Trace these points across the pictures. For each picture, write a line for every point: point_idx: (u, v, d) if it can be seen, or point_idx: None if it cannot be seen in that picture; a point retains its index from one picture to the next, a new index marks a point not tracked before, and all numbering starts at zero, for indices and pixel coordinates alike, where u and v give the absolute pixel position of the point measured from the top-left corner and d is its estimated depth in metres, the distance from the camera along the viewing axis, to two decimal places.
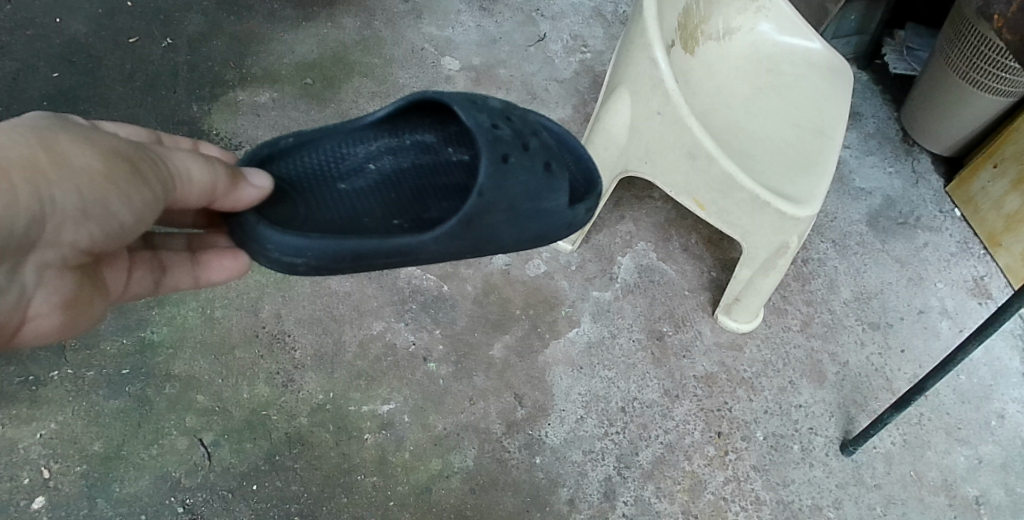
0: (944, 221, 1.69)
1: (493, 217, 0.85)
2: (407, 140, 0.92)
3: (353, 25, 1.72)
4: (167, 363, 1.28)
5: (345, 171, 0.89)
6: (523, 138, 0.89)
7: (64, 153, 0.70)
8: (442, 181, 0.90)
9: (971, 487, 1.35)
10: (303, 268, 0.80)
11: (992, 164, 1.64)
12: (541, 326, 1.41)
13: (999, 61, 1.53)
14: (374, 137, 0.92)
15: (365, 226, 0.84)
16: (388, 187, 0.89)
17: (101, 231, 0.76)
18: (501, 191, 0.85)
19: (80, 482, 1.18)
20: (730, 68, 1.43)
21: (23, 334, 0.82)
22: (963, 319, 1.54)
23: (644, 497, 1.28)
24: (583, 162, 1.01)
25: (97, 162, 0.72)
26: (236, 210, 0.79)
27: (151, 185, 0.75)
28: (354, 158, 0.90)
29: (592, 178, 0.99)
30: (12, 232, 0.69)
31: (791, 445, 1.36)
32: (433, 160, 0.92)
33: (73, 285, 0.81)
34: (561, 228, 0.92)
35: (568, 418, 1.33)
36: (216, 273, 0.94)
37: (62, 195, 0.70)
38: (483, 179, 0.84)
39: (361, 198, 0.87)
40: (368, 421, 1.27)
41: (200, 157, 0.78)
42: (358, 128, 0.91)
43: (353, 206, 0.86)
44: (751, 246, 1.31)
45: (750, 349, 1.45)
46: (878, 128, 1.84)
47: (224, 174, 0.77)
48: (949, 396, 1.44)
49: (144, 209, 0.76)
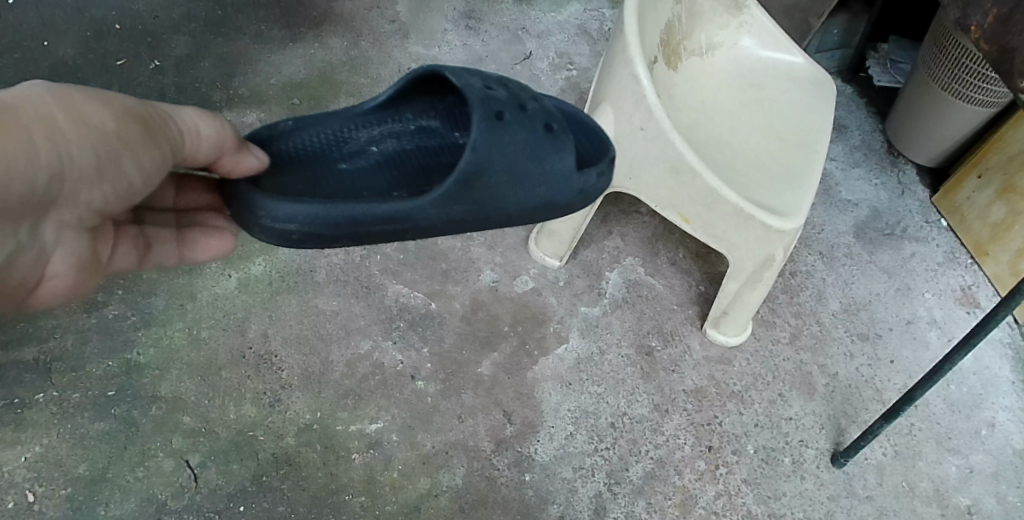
0: (930, 232, 1.70)
1: (493, 178, 0.81)
2: (410, 124, 0.90)
3: (340, 45, 1.73)
4: (154, 385, 1.28)
5: (347, 153, 0.87)
6: (519, 97, 0.85)
7: (81, 112, 0.72)
8: (445, 159, 0.87)
9: (963, 497, 1.35)
10: (298, 237, 0.77)
11: (977, 175, 1.65)
12: (530, 343, 1.41)
13: (980, 72, 1.55)
14: (377, 122, 0.90)
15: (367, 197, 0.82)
16: (391, 166, 0.87)
17: (111, 191, 0.78)
18: (500, 148, 0.81)
19: (65, 505, 1.17)
20: (715, 83, 1.44)
21: (36, 296, 0.83)
22: (952, 328, 1.55)
23: (634, 513, 1.27)
24: (593, 133, 0.96)
25: (113, 122, 0.73)
26: (231, 176, 0.79)
27: (160, 145, 0.77)
28: (356, 142, 0.88)
29: (603, 146, 0.94)
30: (32, 187, 0.71)
31: (782, 458, 1.35)
32: (438, 142, 0.89)
33: (85, 246, 0.83)
34: (571, 195, 0.87)
35: (557, 434, 1.32)
36: (200, 253, 0.97)
37: (79, 152, 0.72)
38: (476, 136, 0.80)
39: (363, 178, 0.85)
40: (356, 440, 1.27)
41: (208, 119, 0.81)
42: (360, 113, 0.90)
43: (355, 184, 0.84)
44: (737, 260, 1.31)
45: (739, 363, 1.45)
46: (863, 140, 1.85)
47: (232, 137, 0.79)
48: (939, 406, 1.44)
49: (153, 169, 0.78)
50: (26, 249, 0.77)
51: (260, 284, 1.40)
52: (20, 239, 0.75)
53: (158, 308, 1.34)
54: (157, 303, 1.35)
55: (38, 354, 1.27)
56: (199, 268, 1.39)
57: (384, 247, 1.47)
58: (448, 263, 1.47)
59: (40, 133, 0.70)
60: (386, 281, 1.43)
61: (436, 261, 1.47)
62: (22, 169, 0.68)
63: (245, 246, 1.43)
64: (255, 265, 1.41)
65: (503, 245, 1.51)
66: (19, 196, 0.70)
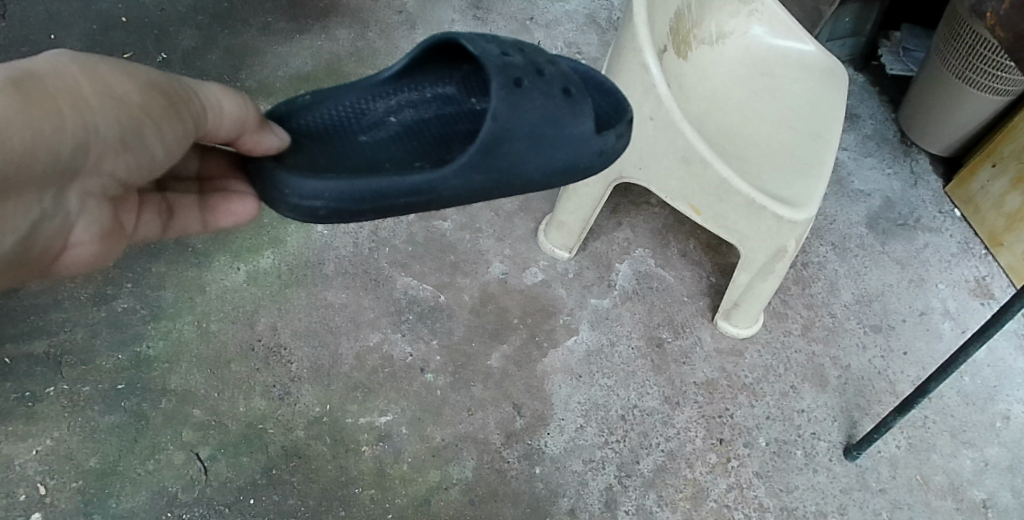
0: (944, 222, 1.68)
1: (513, 146, 0.81)
2: (428, 93, 0.89)
3: (347, 36, 1.72)
4: (164, 378, 1.27)
5: (366, 124, 0.86)
6: (535, 61, 0.84)
7: (106, 83, 0.69)
8: (464, 127, 0.86)
9: (978, 490, 1.33)
10: (323, 214, 0.78)
11: (991, 164, 1.62)
12: (539, 335, 1.40)
13: (994, 60, 1.53)
14: (394, 92, 0.89)
15: (388, 166, 0.81)
16: (411, 135, 0.85)
17: (135, 163, 0.74)
18: (518, 115, 0.80)
19: (76, 498, 1.17)
20: (725, 72, 1.42)
21: (57, 267, 0.78)
22: (966, 320, 1.53)
23: (645, 506, 1.26)
24: (610, 94, 0.92)
25: (137, 93, 0.71)
26: (252, 154, 0.78)
27: (184, 119, 0.74)
28: (373, 113, 0.87)
29: (621, 106, 0.90)
30: (57, 158, 0.67)
31: (794, 451, 1.34)
32: (455, 109, 0.88)
33: (110, 217, 0.79)
34: (591, 157, 0.85)
35: (567, 427, 1.31)
36: (224, 219, 0.91)
37: (104, 123, 0.69)
38: (496, 105, 0.80)
39: (385, 147, 0.84)
40: (366, 433, 1.27)
41: (230, 94, 0.78)
42: (377, 85, 0.89)
43: (376, 153, 0.83)
44: (749, 251, 1.30)
45: (751, 355, 1.44)
46: (875, 130, 1.83)
47: (255, 114, 0.77)
48: (953, 398, 1.43)
49: (176, 142, 0.75)
50: (50, 218, 0.72)
51: (269, 277, 1.39)
52: (44, 208, 0.70)
53: (167, 301, 1.34)
54: (166, 296, 1.35)
55: (48, 348, 1.27)
56: (208, 260, 1.39)
57: (392, 239, 1.46)
58: (457, 255, 1.47)
59: (65, 102, 0.66)
60: (394, 273, 1.43)
61: (444, 254, 1.46)
62: (47, 137, 0.65)
63: (254, 239, 1.43)
64: (263, 258, 1.41)
65: (512, 236, 1.50)
66: (45, 166, 0.66)
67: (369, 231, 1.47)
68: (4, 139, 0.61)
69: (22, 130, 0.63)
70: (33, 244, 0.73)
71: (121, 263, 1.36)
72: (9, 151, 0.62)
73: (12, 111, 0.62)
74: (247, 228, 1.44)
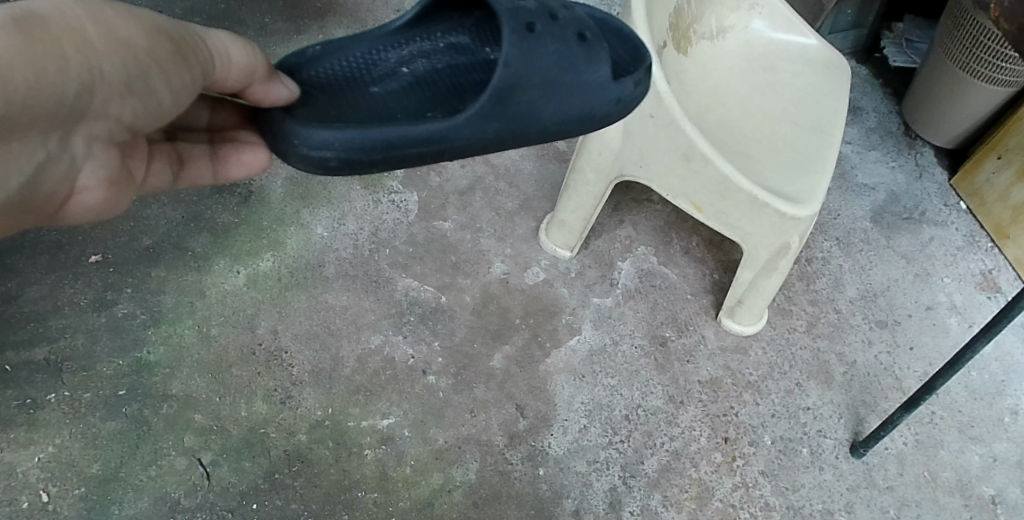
0: (949, 215, 1.66)
1: (528, 94, 0.80)
2: (440, 43, 0.88)
3: (345, 36, 1.71)
4: (165, 383, 1.27)
5: (378, 74, 0.84)
6: (548, 5, 0.83)
7: (111, 25, 0.68)
8: (476, 78, 0.85)
9: (986, 486, 1.32)
10: (336, 165, 0.76)
11: (996, 156, 1.60)
12: (542, 335, 1.39)
13: (998, 51, 1.51)
14: (405, 43, 0.87)
15: (401, 114, 0.79)
16: (424, 84, 0.84)
17: (141, 108, 0.73)
18: (532, 61, 0.79)
19: (79, 504, 1.17)
20: (727, 66, 1.41)
21: (64, 212, 0.78)
22: (973, 314, 1.52)
23: (650, 507, 1.25)
24: (626, 41, 0.93)
25: (142, 38, 0.70)
26: (261, 105, 0.77)
27: (190, 65, 0.74)
28: (385, 63, 0.86)
29: (638, 56, 0.91)
30: (62, 100, 0.66)
31: (800, 449, 1.33)
32: (470, 59, 0.87)
33: (117, 162, 0.79)
34: (608, 105, 0.84)
35: (571, 427, 1.31)
36: (234, 170, 0.91)
37: (109, 66, 0.68)
38: (508, 50, 0.78)
39: (397, 97, 0.82)
40: (368, 436, 1.26)
41: (236, 42, 0.77)
42: (388, 35, 0.87)
43: (388, 102, 0.81)
44: (752, 248, 1.29)
45: (755, 353, 1.42)
46: (879, 122, 1.81)
47: (262, 63, 0.77)
48: (961, 393, 1.41)
49: (183, 88, 0.75)
50: (56, 160, 0.71)
51: (269, 280, 1.38)
52: (49, 150, 0.70)
53: (167, 306, 1.34)
54: (166, 301, 1.34)
55: (48, 354, 1.27)
56: (208, 264, 1.39)
57: (393, 240, 1.46)
58: (458, 255, 1.46)
59: (70, 43, 0.65)
60: (395, 275, 1.42)
61: (445, 254, 1.45)
62: (51, 79, 0.64)
63: (253, 242, 1.42)
64: (263, 261, 1.40)
65: (513, 236, 1.49)
66: (49, 107, 0.65)
67: (370, 232, 1.46)
68: (7, 78, 0.61)
69: (26, 68, 0.62)
70: (40, 187, 0.72)
71: (121, 268, 1.36)
72: (13, 89, 0.61)
73: (14, 49, 0.61)
74: (247, 231, 1.43)
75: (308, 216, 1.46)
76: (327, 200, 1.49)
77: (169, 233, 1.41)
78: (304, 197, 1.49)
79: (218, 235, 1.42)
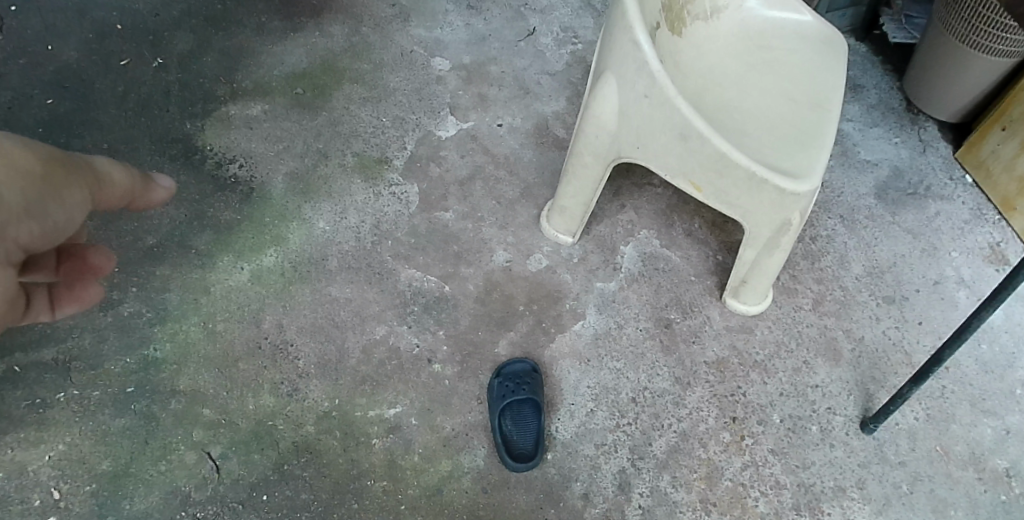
0: (955, 189, 1.65)
1: (518, 372, 1.31)
2: (523, 381, 1.30)
3: (341, 32, 1.73)
4: (173, 379, 1.28)
5: (515, 453, 1.24)
6: (521, 383, 1.29)
7: (10, 156, 0.79)
8: (512, 370, 1.31)
9: (1000, 459, 1.31)
10: (520, 381, 1.29)
11: (1001, 127, 1.58)
12: (546, 321, 1.39)
13: (996, 20, 1.50)
14: (513, 379, 1.30)
15: (520, 457, 1.24)
16: (516, 374, 1.30)
17: (39, 232, 0.83)
18: (513, 375, 1.30)
19: (90, 501, 1.18)
20: (722, 47, 1.40)
21: None
22: (980, 286, 1.51)
23: (660, 488, 1.25)
24: (523, 387, 1.28)
25: (36, 164, 0.82)
26: (146, 205, 0.94)
27: (83, 184, 0.86)
28: (529, 438, 1.25)
29: (523, 381, 1.29)
30: None
31: (809, 427, 1.32)
32: (515, 369, 1.31)
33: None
34: (522, 382, 1.29)
35: (578, 411, 1.31)
36: (67, 306, 0.96)
37: (9, 190, 0.79)
38: (518, 369, 1.31)
39: (524, 394, 1.28)
40: (376, 426, 1.27)
41: (111, 159, 0.90)
42: (523, 385, 1.29)
43: (515, 440, 1.25)
44: (753, 226, 1.28)
45: (761, 332, 1.42)
46: (880, 99, 1.80)
47: (138, 176, 0.92)
48: (971, 367, 1.40)
49: (77, 207, 0.86)
50: None
51: (273, 275, 1.39)
52: None
53: (172, 303, 1.35)
54: (172, 299, 1.35)
55: (57, 354, 1.28)
56: (211, 261, 1.40)
57: (394, 232, 1.46)
58: (460, 244, 1.46)
59: None
60: (398, 266, 1.42)
61: (447, 244, 1.46)
62: None
63: (255, 238, 1.43)
64: (267, 256, 1.41)
65: (515, 224, 1.50)
66: None
67: (371, 225, 1.47)
68: None
69: None
70: None
71: (126, 268, 1.37)
72: None
73: None
74: (249, 227, 1.44)
75: (309, 211, 1.47)
76: (328, 194, 1.49)
77: (172, 232, 1.42)
78: (305, 192, 1.50)
79: (221, 232, 1.43)
